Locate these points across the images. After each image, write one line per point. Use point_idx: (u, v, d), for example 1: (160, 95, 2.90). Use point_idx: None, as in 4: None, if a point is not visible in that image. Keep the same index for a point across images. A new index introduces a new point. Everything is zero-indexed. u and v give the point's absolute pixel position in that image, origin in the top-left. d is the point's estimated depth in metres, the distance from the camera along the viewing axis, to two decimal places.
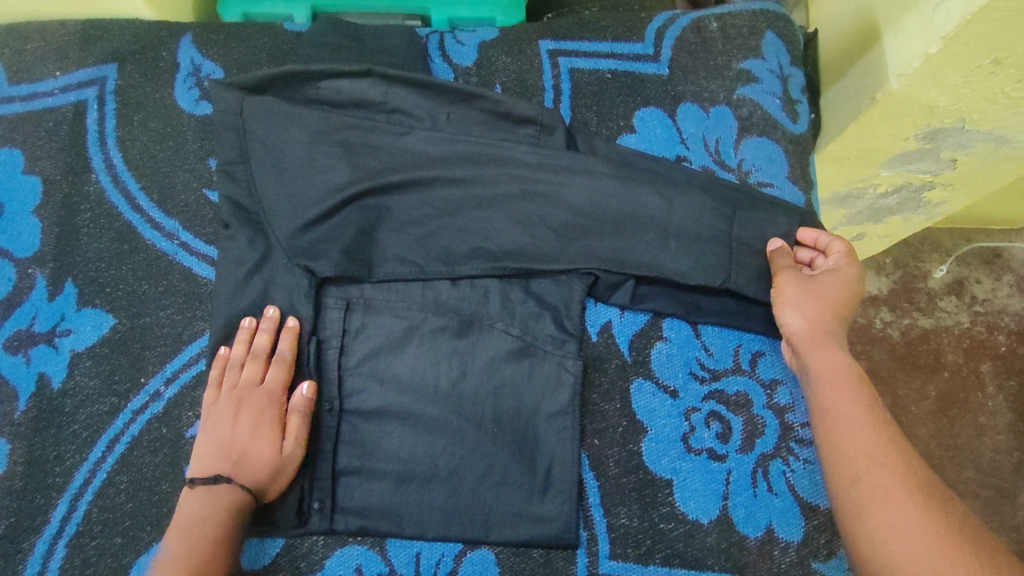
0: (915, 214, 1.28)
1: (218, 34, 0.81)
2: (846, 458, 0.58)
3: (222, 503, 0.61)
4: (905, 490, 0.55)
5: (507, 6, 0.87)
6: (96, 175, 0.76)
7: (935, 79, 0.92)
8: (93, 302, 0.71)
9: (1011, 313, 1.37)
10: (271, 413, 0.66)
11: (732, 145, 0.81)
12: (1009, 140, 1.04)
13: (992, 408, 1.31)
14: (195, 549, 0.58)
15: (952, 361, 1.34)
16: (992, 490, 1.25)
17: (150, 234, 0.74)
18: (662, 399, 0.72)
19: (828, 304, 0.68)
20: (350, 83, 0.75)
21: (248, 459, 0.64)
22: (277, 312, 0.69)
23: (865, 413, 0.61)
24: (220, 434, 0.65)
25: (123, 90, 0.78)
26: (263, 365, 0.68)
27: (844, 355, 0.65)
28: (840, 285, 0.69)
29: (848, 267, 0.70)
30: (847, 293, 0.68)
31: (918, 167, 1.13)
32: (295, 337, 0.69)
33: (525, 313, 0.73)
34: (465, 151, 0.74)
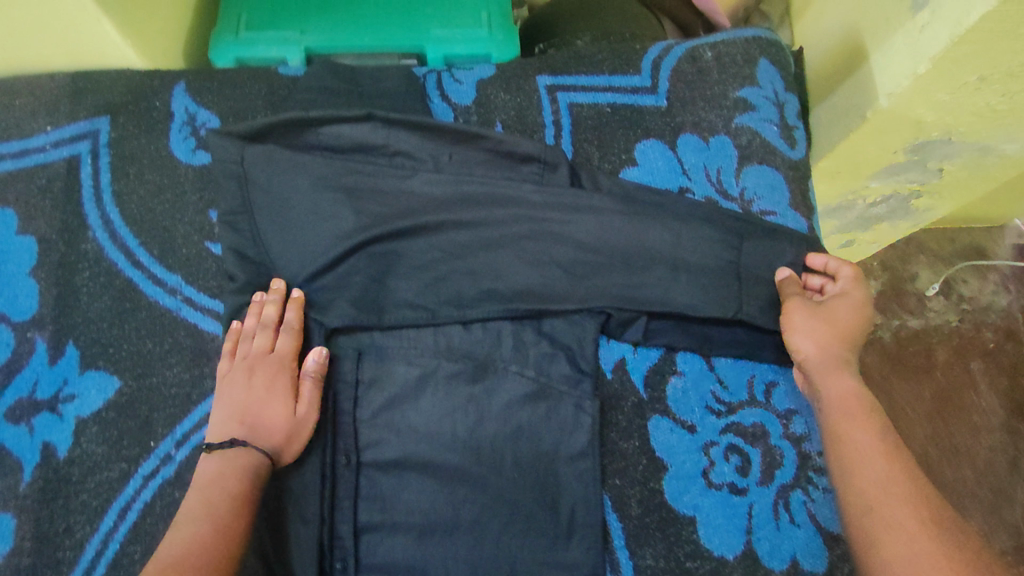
0: (903, 221, 1.30)
1: (212, 81, 0.80)
2: (860, 489, 0.59)
3: (240, 462, 0.61)
4: (920, 523, 0.55)
5: (503, 42, 0.86)
6: (93, 232, 0.74)
7: (923, 96, 0.94)
8: (97, 364, 0.69)
9: (997, 310, 1.38)
10: (284, 379, 0.67)
11: (733, 174, 0.82)
12: (995, 149, 1.06)
13: (985, 407, 1.30)
14: (214, 507, 0.58)
15: (944, 361, 1.33)
16: (990, 490, 1.24)
17: (151, 291, 0.72)
18: (680, 435, 0.72)
19: (838, 330, 0.68)
20: (350, 128, 0.75)
21: (264, 424, 0.64)
22: (283, 284, 0.70)
23: (877, 442, 0.61)
24: (235, 401, 0.66)
25: (117, 143, 0.77)
26: (273, 334, 0.69)
27: (854, 383, 0.66)
28: (849, 310, 0.70)
29: (857, 291, 0.71)
30: (856, 320, 0.70)
31: (907, 178, 1.15)
32: (301, 308, 0.70)
33: (539, 354, 0.73)
34: (472, 193, 0.74)
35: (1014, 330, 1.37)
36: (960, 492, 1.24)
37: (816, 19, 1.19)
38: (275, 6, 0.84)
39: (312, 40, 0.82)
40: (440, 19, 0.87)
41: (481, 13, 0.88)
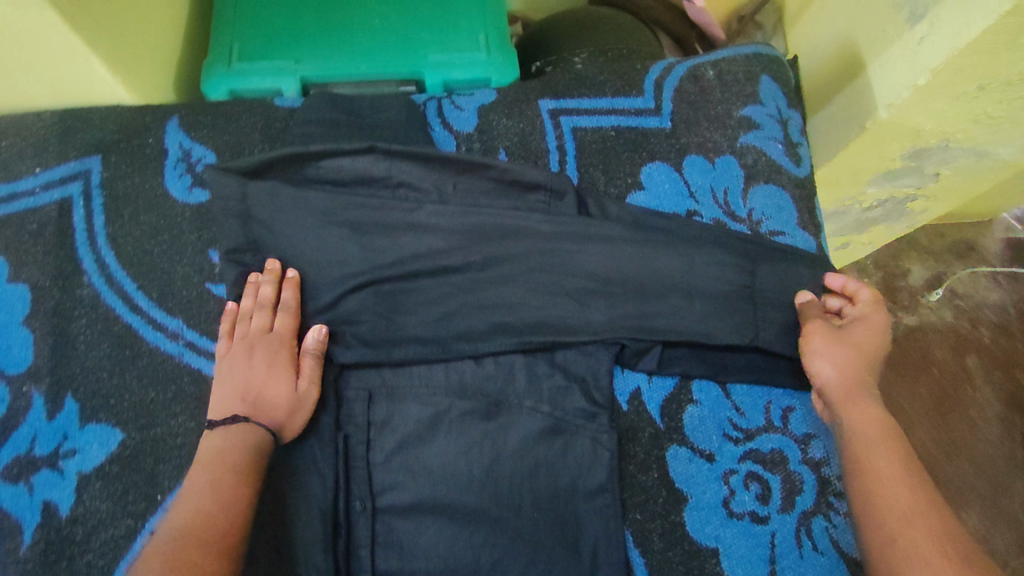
0: (897, 223, 1.30)
1: (206, 115, 0.77)
2: (881, 519, 0.56)
3: (245, 439, 0.61)
4: (943, 556, 0.52)
5: (502, 64, 0.84)
6: (88, 277, 0.71)
7: (923, 107, 0.93)
8: (98, 416, 0.67)
9: (990, 305, 1.37)
10: (283, 357, 0.67)
11: (740, 195, 0.81)
12: (990, 153, 1.06)
13: (982, 401, 1.29)
14: (220, 483, 0.57)
15: (940, 357, 1.32)
16: (989, 484, 1.22)
17: (152, 336, 0.70)
18: (699, 464, 0.71)
19: (860, 355, 0.67)
20: (352, 161, 0.73)
21: (266, 400, 0.65)
22: (277, 263, 0.70)
23: (901, 473, 0.59)
24: (236, 378, 0.66)
25: (110, 183, 0.74)
26: (271, 313, 0.69)
27: (878, 413, 0.64)
28: (870, 335, 0.69)
29: (876, 316, 0.70)
30: (877, 346, 0.69)
31: (903, 183, 1.15)
32: (298, 287, 0.70)
33: (553, 387, 0.71)
34: (476, 222, 0.72)
35: (1007, 323, 1.36)
36: (960, 488, 1.22)
37: (806, 28, 1.17)
38: (267, 35, 0.82)
39: (307, 70, 0.80)
40: (437, 43, 0.84)
41: (478, 35, 0.85)
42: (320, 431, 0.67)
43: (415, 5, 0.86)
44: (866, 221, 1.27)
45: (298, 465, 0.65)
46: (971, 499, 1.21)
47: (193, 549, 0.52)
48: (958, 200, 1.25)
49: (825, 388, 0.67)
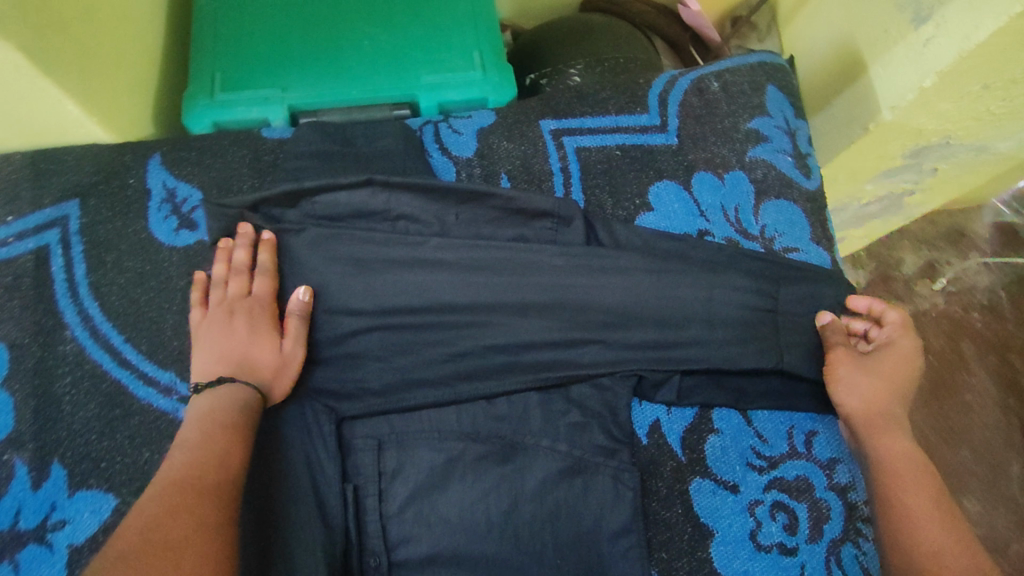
0: (893, 216, 1.25)
1: (190, 151, 0.74)
2: (911, 554, 0.56)
3: (233, 396, 0.60)
4: None
5: (499, 83, 0.80)
6: (71, 330, 0.67)
7: (927, 107, 0.88)
8: (88, 482, 0.62)
9: (983, 289, 1.30)
10: (264, 318, 0.66)
11: (751, 212, 0.78)
12: (989, 147, 1.04)
13: (979, 386, 1.21)
14: (210, 436, 0.55)
15: (936, 344, 1.24)
16: (988, 469, 1.15)
17: (144, 392, 0.66)
18: (723, 497, 0.69)
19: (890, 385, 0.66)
20: (348, 195, 0.69)
21: (251, 362, 0.63)
22: (251, 227, 0.69)
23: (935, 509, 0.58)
24: (215, 343, 0.64)
25: (90, 228, 0.70)
26: (247, 277, 0.67)
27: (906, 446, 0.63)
28: (899, 363, 0.68)
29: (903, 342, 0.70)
30: (907, 374, 0.68)
31: (902, 179, 1.10)
32: (273, 250, 0.68)
33: (569, 425, 0.69)
34: (483, 258, 0.70)
35: (999, 306, 1.28)
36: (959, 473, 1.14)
37: (803, 29, 1.11)
38: (251, 61, 0.78)
39: (295, 97, 0.77)
40: (430, 62, 0.80)
41: (473, 52, 0.81)
42: (326, 483, 0.63)
43: (404, 21, 0.81)
44: (864, 216, 1.22)
45: (289, 524, 0.60)
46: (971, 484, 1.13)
47: (185, 496, 0.50)
48: (954, 191, 1.21)
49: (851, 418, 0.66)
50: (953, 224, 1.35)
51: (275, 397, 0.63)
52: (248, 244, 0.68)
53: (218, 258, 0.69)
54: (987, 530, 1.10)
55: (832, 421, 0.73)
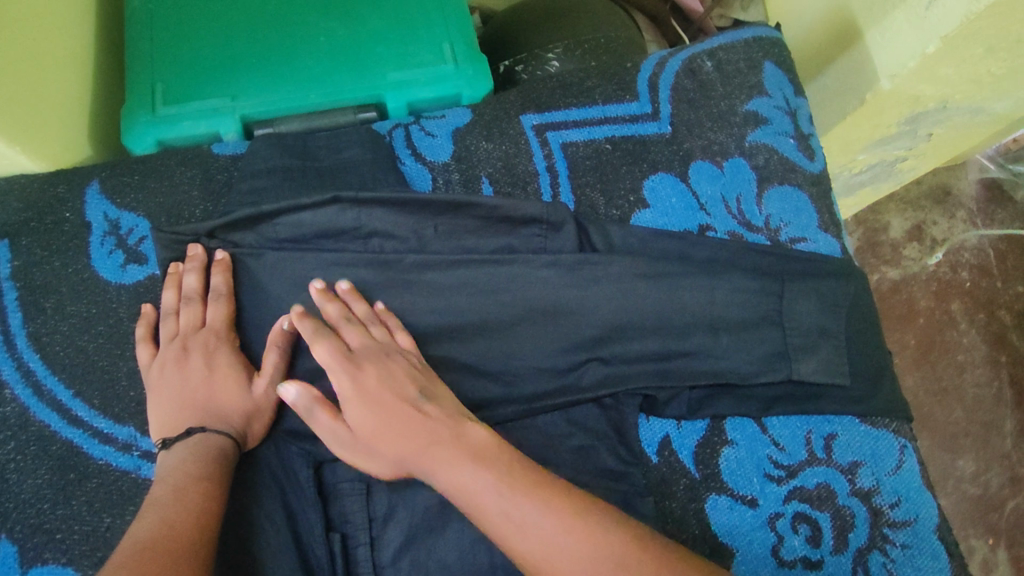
0: (886, 184, 1.15)
1: (132, 175, 0.66)
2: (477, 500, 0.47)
3: (205, 446, 0.53)
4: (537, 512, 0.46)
5: (473, 76, 0.73)
6: (12, 389, 0.60)
7: (927, 74, 0.78)
8: (44, 557, 0.56)
9: (971, 249, 1.21)
10: (227, 351, 0.59)
11: (754, 201, 0.73)
12: (986, 109, 0.92)
13: (969, 344, 1.15)
14: (184, 491, 0.48)
15: (926, 307, 1.17)
16: (980, 426, 1.10)
17: (100, 451, 0.59)
18: (741, 513, 0.64)
19: (377, 413, 0.52)
20: (313, 215, 0.62)
21: (219, 405, 0.56)
22: (203, 249, 0.61)
23: (506, 509, 0.45)
24: (173, 387, 0.57)
25: (24, 272, 0.63)
26: (201, 306, 0.60)
27: (456, 442, 0.50)
28: (369, 378, 0.53)
29: (347, 359, 0.54)
30: (388, 388, 0.53)
31: (894, 147, 1.00)
32: (229, 271, 0.61)
33: (573, 450, 0.63)
34: (470, 276, 0.63)
35: (987, 264, 1.20)
36: (952, 435, 1.10)
37: None
38: (194, 68, 0.70)
39: (247, 107, 0.69)
40: (395, 57, 0.72)
41: (443, 44, 0.73)
42: (310, 536, 0.56)
43: (363, 12, 0.73)
44: (855, 186, 1.12)
45: None
46: (965, 445, 1.09)
47: (159, 559, 0.42)
48: (950, 154, 1.11)
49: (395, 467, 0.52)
50: (940, 182, 1.25)
51: (252, 441, 0.57)
52: (200, 267, 0.61)
53: (166, 285, 0.61)
54: (985, 489, 1.07)
55: (851, 421, 0.67)
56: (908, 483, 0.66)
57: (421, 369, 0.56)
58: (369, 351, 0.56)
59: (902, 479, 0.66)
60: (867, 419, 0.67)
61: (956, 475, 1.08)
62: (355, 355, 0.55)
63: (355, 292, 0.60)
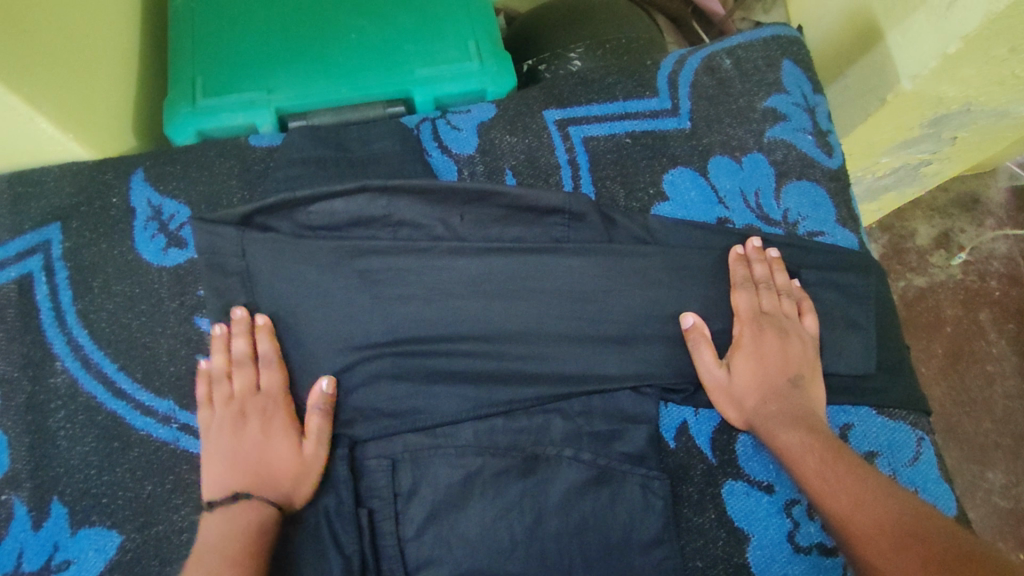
0: (910, 187, 1.15)
1: (175, 164, 0.70)
2: (803, 455, 0.58)
3: (248, 521, 0.55)
4: (826, 463, 0.56)
5: (498, 73, 0.76)
6: (62, 361, 0.64)
7: (949, 75, 0.79)
8: (90, 519, 0.59)
9: (999, 257, 1.20)
10: (282, 417, 0.61)
11: (773, 195, 0.74)
12: (1012, 112, 0.91)
13: (998, 354, 1.14)
14: (223, 550, 0.52)
15: (953, 316, 1.16)
16: (1012, 438, 1.09)
17: (142, 422, 0.62)
18: (758, 498, 0.65)
19: (760, 381, 0.64)
20: (345, 202, 0.65)
21: (271, 467, 0.58)
22: (245, 312, 0.63)
23: (831, 467, 0.56)
24: (227, 451, 0.59)
25: (74, 252, 0.67)
26: (253, 371, 0.62)
27: (816, 421, 0.61)
28: (769, 343, 0.64)
29: (756, 320, 0.66)
30: (789, 357, 0.64)
31: (919, 150, 1.00)
32: (272, 336, 0.63)
33: (593, 435, 0.64)
34: (500, 263, 0.65)
35: (1015, 273, 1.19)
36: (981, 446, 1.08)
37: None
38: (233, 64, 0.74)
39: (281, 99, 0.72)
40: (424, 54, 0.76)
41: (469, 42, 0.76)
42: None
43: (394, 11, 0.77)
44: (878, 189, 1.12)
45: None
46: (994, 456, 1.08)
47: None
48: (976, 158, 1.10)
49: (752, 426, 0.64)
50: (967, 190, 1.24)
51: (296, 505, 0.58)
52: (246, 332, 0.63)
53: (216, 348, 0.64)
54: (1016, 503, 1.05)
55: (868, 412, 0.68)
56: (925, 475, 0.66)
57: (814, 355, 0.65)
58: (780, 321, 0.65)
59: (919, 470, 0.66)
60: (884, 411, 0.68)
61: (985, 487, 1.06)
62: (768, 318, 0.65)
63: (781, 261, 0.68)
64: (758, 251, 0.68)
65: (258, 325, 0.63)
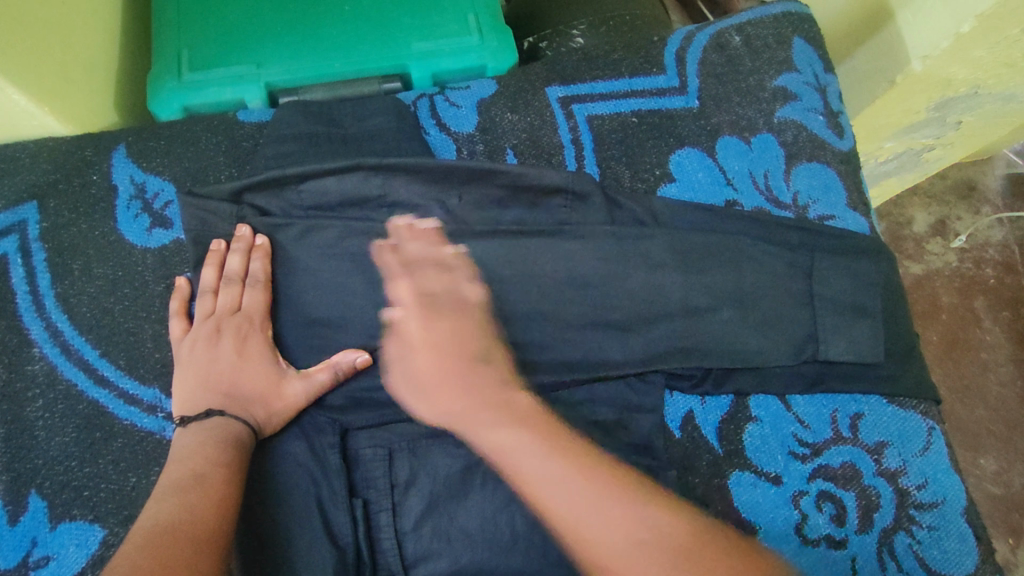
0: (913, 174, 1.13)
1: (159, 140, 0.67)
2: (511, 456, 0.51)
3: (219, 435, 0.52)
4: (546, 466, 0.50)
5: (498, 48, 0.73)
6: (40, 348, 0.61)
7: (961, 56, 0.76)
8: (71, 513, 0.56)
9: (996, 244, 1.18)
10: (258, 341, 0.58)
11: (782, 177, 0.71)
12: (1019, 96, 0.89)
13: (992, 342, 1.12)
14: (202, 455, 0.49)
15: (949, 303, 1.15)
16: (1004, 425, 1.08)
17: (125, 411, 0.60)
18: (765, 490, 0.63)
19: (448, 362, 0.55)
20: (338, 181, 0.62)
21: (243, 392, 0.56)
22: (249, 231, 0.60)
23: (540, 474, 0.50)
24: (200, 366, 0.57)
25: (51, 233, 0.63)
26: (239, 290, 0.60)
27: (503, 395, 0.55)
28: (441, 325, 0.57)
29: (424, 303, 0.58)
30: (458, 336, 0.57)
31: (923, 135, 0.97)
32: (268, 257, 0.61)
33: (596, 424, 0.62)
34: (501, 246, 0.63)
35: (1013, 261, 1.17)
36: (975, 433, 1.07)
37: None
38: (220, 38, 0.70)
39: (271, 74, 0.69)
40: (422, 28, 0.73)
41: (468, 16, 0.74)
42: (331, 499, 0.56)
43: None
44: (880, 174, 1.10)
45: (285, 548, 0.53)
46: (987, 443, 1.07)
47: (179, 543, 0.42)
48: (980, 144, 1.08)
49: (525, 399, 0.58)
50: (966, 177, 1.22)
51: (269, 433, 0.56)
52: (243, 251, 0.60)
53: (205, 263, 0.61)
54: (1007, 489, 1.04)
55: (878, 400, 0.66)
56: (935, 465, 0.65)
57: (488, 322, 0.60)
58: (444, 299, 0.59)
59: (929, 461, 0.65)
60: (895, 400, 0.66)
61: (977, 473, 1.05)
62: (434, 300, 0.59)
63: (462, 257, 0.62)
64: (418, 231, 0.62)
65: (256, 246, 0.60)
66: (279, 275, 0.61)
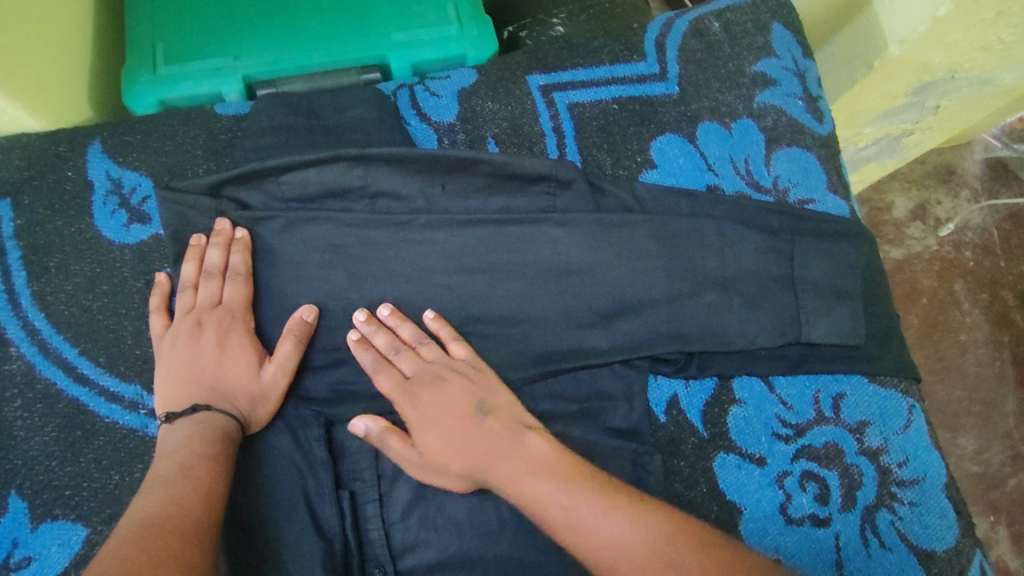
0: (892, 158, 1.14)
1: (134, 135, 0.66)
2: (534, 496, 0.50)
3: (206, 428, 0.51)
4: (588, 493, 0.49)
5: (479, 38, 0.73)
6: (17, 348, 0.60)
7: (938, 38, 0.77)
8: (52, 513, 0.56)
9: (974, 227, 1.20)
10: (240, 334, 0.58)
11: (763, 161, 0.72)
12: (994, 79, 0.90)
13: (971, 324, 1.14)
14: (190, 448, 0.49)
15: (928, 286, 1.16)
16: (982, 405, 1.10)
17: (105, 409, 0.59)
18: (750, 471, 0.64)
19: (450, 431, 0.55)
20: (318, 172, 0.61)
21: (226, 386, 0.55)
22: (228, 224, 0.60)
23: (573, 496, 0.49)
24: (182, 360, 0.56)
25: (26, 231, 0.62)
26: (219, 283, 0.59)
27: (498, 455, 0.53)
28: (423, 403, 0.56)
29: (406, 388, 0.57)
30: (446, 410, 0.56)
31: (901, 119, 0.98)
32: (248, 250, 0.60)
33: (581, 411, 0.63)
34: (483, 235, 0.62)
35: (990, 243, 1.19)
36: (954, 413, 1.10)
37: None
38: (196, 31, 0.69)
39: (249, 66, 0.69)
40: (400, 19, 0.72)
41: (447, 6, 0.73)
42: (318, 492, 0.56)
43: None
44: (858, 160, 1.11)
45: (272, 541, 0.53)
46: (965, 423, 1.09)
47: (167, 533, 0.41)
48: (956, 128, 1.09)
49: (466, 481, 0.55)
50: (945, 161, 1.24)
51: (255, 426, 0.56)
52: (222, 244, 0.59)
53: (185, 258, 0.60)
54: (985, 467, 1.07)
55: (859, 380, 0.67)
56: (916, 443, 0.66)
57: (479, 386, 0.58)
58: (432, 373, 0.58)
59: (909, 438, 0.66)
60: (876, 379, 0.67)
61: (957, 453, 1.07)
62: (414, 381, 0.58)
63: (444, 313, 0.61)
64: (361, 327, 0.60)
65: (236, 239, 0.60)
66: (261, 268, 0.61)
